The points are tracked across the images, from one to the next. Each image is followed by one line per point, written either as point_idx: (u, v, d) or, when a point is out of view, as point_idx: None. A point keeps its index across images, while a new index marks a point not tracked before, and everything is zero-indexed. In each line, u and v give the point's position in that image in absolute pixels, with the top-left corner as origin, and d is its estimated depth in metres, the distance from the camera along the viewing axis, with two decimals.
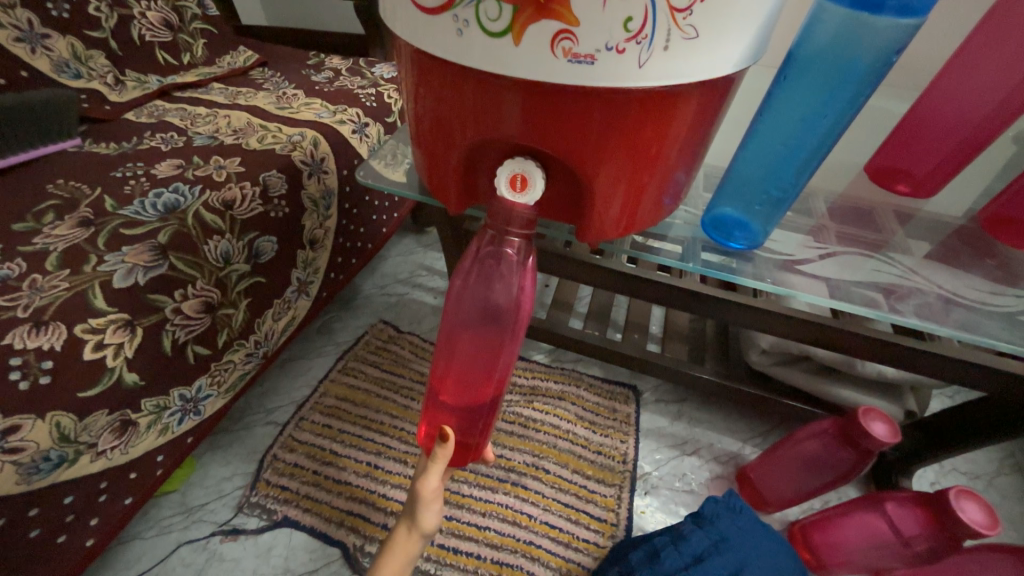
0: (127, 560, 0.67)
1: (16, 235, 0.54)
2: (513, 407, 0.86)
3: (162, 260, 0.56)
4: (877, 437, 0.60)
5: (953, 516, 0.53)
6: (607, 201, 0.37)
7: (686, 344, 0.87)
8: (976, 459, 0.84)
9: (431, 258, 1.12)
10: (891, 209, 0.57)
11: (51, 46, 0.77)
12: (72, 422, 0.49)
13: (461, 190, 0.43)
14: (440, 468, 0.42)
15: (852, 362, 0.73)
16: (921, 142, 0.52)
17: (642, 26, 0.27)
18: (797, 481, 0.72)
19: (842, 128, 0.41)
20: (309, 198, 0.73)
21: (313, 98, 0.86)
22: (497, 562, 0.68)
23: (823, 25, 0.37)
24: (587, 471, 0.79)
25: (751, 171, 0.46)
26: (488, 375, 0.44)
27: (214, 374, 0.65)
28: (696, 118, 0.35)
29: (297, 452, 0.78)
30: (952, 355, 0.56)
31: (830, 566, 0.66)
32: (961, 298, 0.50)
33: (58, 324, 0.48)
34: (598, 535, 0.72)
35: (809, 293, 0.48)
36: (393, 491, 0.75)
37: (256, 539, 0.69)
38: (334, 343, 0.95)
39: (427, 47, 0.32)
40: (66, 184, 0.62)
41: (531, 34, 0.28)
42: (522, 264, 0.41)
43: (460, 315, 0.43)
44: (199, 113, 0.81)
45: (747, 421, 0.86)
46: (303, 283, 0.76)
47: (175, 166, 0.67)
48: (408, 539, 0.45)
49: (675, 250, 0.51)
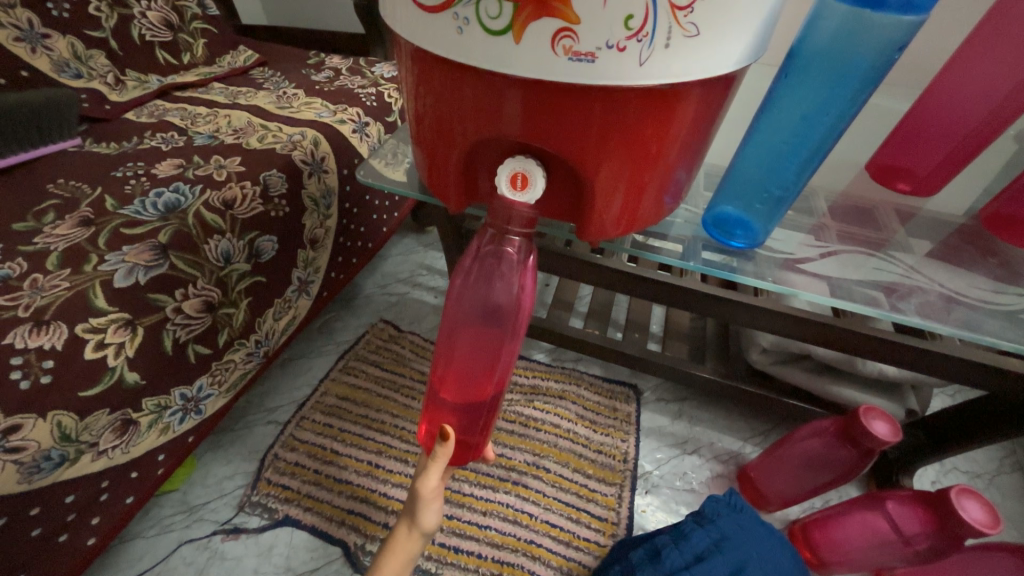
0: (128, 560, 0.66)
1: (17, 235, 0.54)
2: (513, 406, 0.86)
3: (163, 259, 0.56)
4: (878, 436, 0.60)
5: (954, 516, 0.53)
6: (608, 199, 0.37)
7: (686, 343, 0.87)
8: (976, 458, 0.84)
9: (432, 258, 1.12)
10: (892, 208, 0.57)
11: (51, 46, 0.77)
12: (72, 422, 0.49)
13: (461, 189, 0.43)
14: (440, 467, 0.42)
15: (854, 361, 0.73)
16: (921, 141, 0.52)
17: (643, 23, 0.27)
18: (797, 481, 0.71)
19: (843, 126, 0.40)
20: (309, 197, 0.73)
21: (312, 97, 0.86)
22: (497, 561, 0.68)
23: (825, 22, 0.37)
24: (587, 470, 0.79)
25: (751, 170, 0.46)
26: (488, 373, 0.44)
27: (215, 373, 0.65)
28: (697, 117, 0.35)
29: (298, 451, 0.78)
30: (953, 353, 0.55)
31: (831, 565, 0.66)
32: (963, 296, 0.50)
33: (59, 324, 0.48)
34: (598, 534, 0.72)
35: (809, 292, 0.48)
36: (393, 489, 0.75)
37: (257, 538, 0.69)
38: (335, 342, 0.95)
39: (427, 45, 0.32)
40: (66, 184, 0.62)
41: (532, 32, 0.28)
42: (522, 262, 0.41)
43: (460, 314, 0.43)
44: (200, 113, 0.81)
45: (747, 420, 0.86)
46: (303, 282, 0.76)
47: (176, 165, 0.67)
48: (408, 538, 0.45)
49: (675, 249, 0.51)
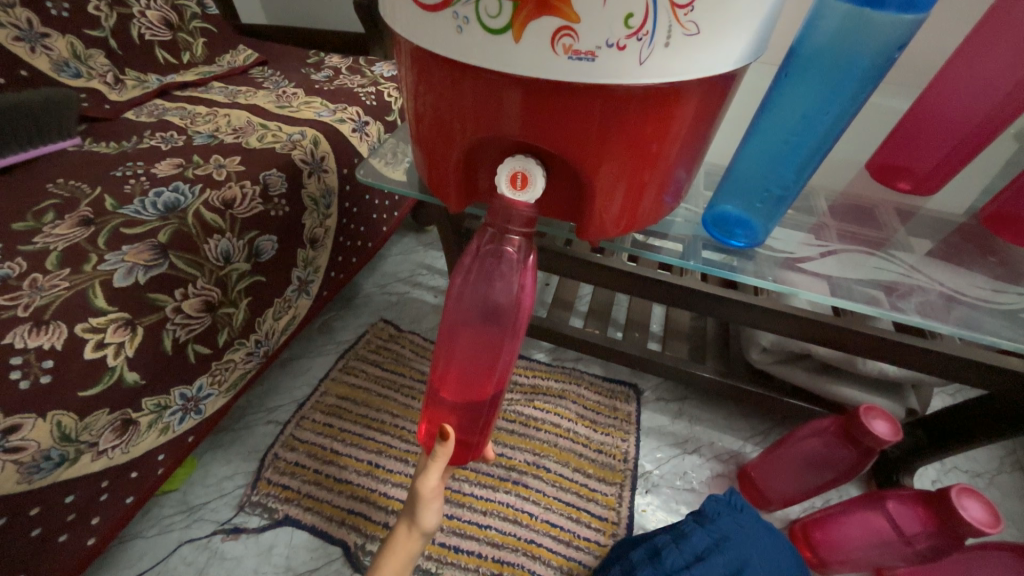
0: (128, 560, 0.66)
1: (17, 235, 0.54)
2: (513, 405, 0.86)
3: (162, 259, 0.56)
4: (878, 436, 0.60)
5: (954, 515, 0.53)
6: (608, 198, 0.37)
7: (686, 342, 0.87)
8: (977, 457, 0.84)
9: (432, 257, 1.12)
10: (893, 207, 0.57)
11: (50, 46, 0.77)
12: (72, 422, 0.49)
13: (461, 188, 0.43)
14: (440, 467, 0.42)
15: (853, 361, 0.73)
16: (922, 140, 0.52)
17: (643, 22, 0.27)
18: (798, 480, 0.71)
19: (843, 125, 0.40)
20: (309, 197, 0.73)
21: (312, 97, 0.86)
22: (497, 561, 0.68)
23: (825, 21, 0.37)
24: (587, 470, 0.79)
25: (751, 169, 0.46)
26: (488, 372, 0.44)
27: (215, 373, 0.65)
28: (697, 117, 0.35)
29: (298, 451, 0.78)
30: (953, 353, 0.55)
31: (831, 564, 0.66)
32: (963, 296, 0.50)
33: (59, 323, 0.48)
34: (598, 533, 0.72)
35: (810, 291, 0.48)
36: (393, 489, 0.75)
37: (257, 538, 0.69)
38: (335, 342, 0.95)
39: (427, 44, 0.32)
40: (66, 183, 0.62)
41: (532, 31, 0.28)
42: (522, 262, 0.41)
43: (460, 313, 0.43)
44: (200, 113, 0.81)
45: (747, 420, 0.86)
46: (303, 282, 0.76)
47: (175, 165, 0.67)
48: (408, 538, 0.45)
49: (675, 249, 0.51)
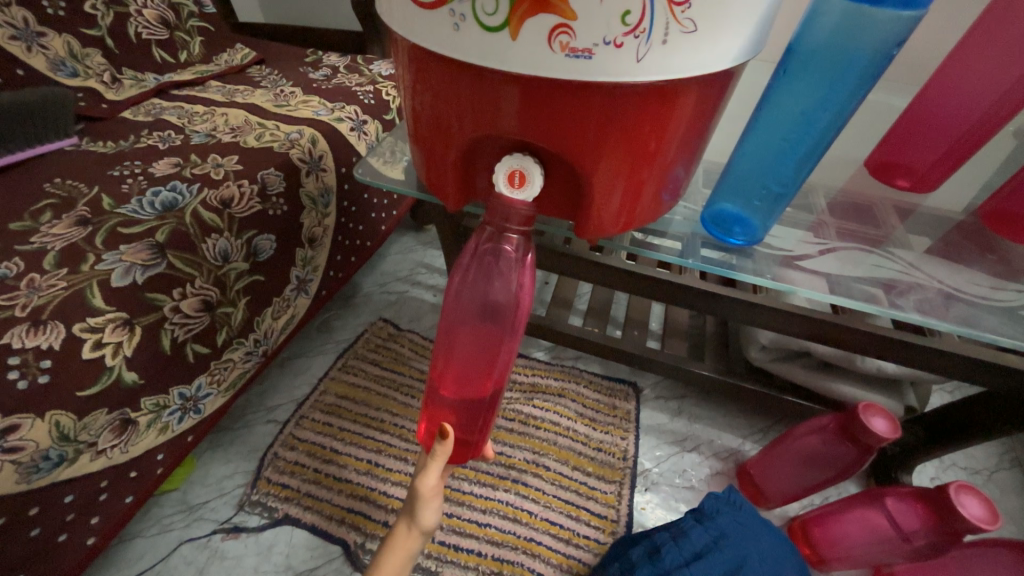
0: (128, 559, 0.66)
1: (14, 235, 0.54)
2: (513, 404, 0.86)
3: (160, 258, 0.56)
4: (877, 433, 0.60)
5: (954, 512, 0.53)
6: (607, 196, 0.37)
7: (686, 340, 0.87)
8: (975, 455, 0.85)
9: (431, 256, 1.11)
10: (891, 205, 0.57)
11: (47, 45, 0.77)
12: (71, 421, 0.49)
13: (460, 186, 0.42)
14: (440, 465, 0.42)
15: (852, 359, 0.73)
16: (921, 138, 0.52)
17: (640, 19, 0.27)
18: (797, 477, 0.71)
19: (842, 121, 0.40)
20: (308, 196, 0.73)
21: (311, 95, 0.86)
22: (497, 559, 0.68)
23: (824, 18, 0.37)
24: (587, 468, 0.79)
25: (749, 166, 0.46)
26: (488, 370, 0.43)
27: (214, 372, 0.65)
28: (695, 114, 0.34)
29: (297, 450, 0.78)
30: (953, 350, 0.55)
31: (831, 561, 0.66)
32: (961, 293, 0.50)
33: (56, 323, 0.48)
34: (598, 531, 0.72)
35: (809, 289, 0.48)
36: (393, 488, 0.75)
37: (257, 537, 0.69)
38: (334, 341, 0.95)
39: (424, 41, 0.32)
40: (64, 183, 0.62)
41: (530, 27, 0.28)
42: (521, 260, 0.41)
43: (459, 311, 0.42)
44: (198, 112, 0.80)
45: (747, 417, 0.86)
46: (303, 281, 0.76)
47: (173, 164, 0.67)
48: (408, 536, 0.45)
49: (674, 246, 0.51)
